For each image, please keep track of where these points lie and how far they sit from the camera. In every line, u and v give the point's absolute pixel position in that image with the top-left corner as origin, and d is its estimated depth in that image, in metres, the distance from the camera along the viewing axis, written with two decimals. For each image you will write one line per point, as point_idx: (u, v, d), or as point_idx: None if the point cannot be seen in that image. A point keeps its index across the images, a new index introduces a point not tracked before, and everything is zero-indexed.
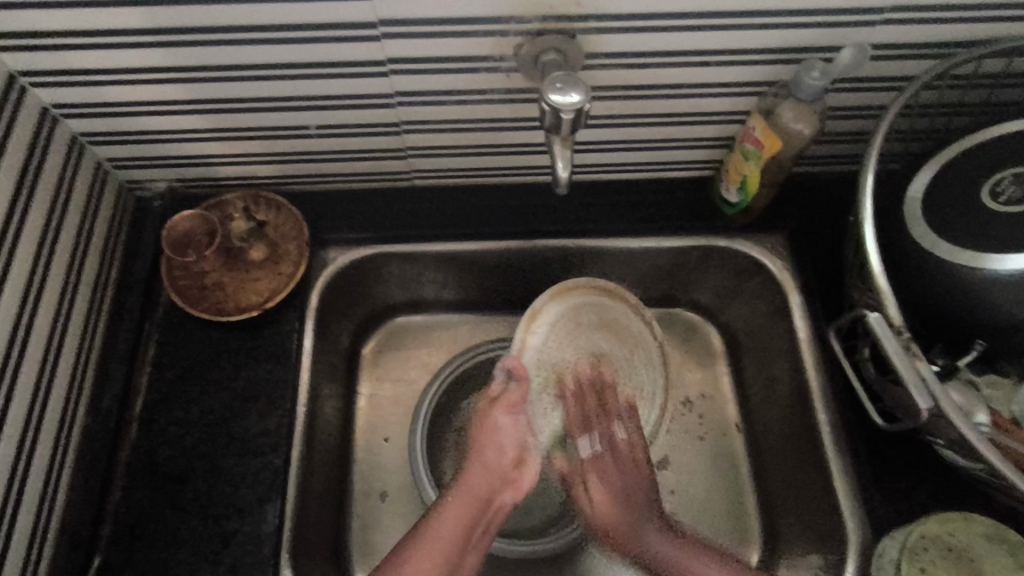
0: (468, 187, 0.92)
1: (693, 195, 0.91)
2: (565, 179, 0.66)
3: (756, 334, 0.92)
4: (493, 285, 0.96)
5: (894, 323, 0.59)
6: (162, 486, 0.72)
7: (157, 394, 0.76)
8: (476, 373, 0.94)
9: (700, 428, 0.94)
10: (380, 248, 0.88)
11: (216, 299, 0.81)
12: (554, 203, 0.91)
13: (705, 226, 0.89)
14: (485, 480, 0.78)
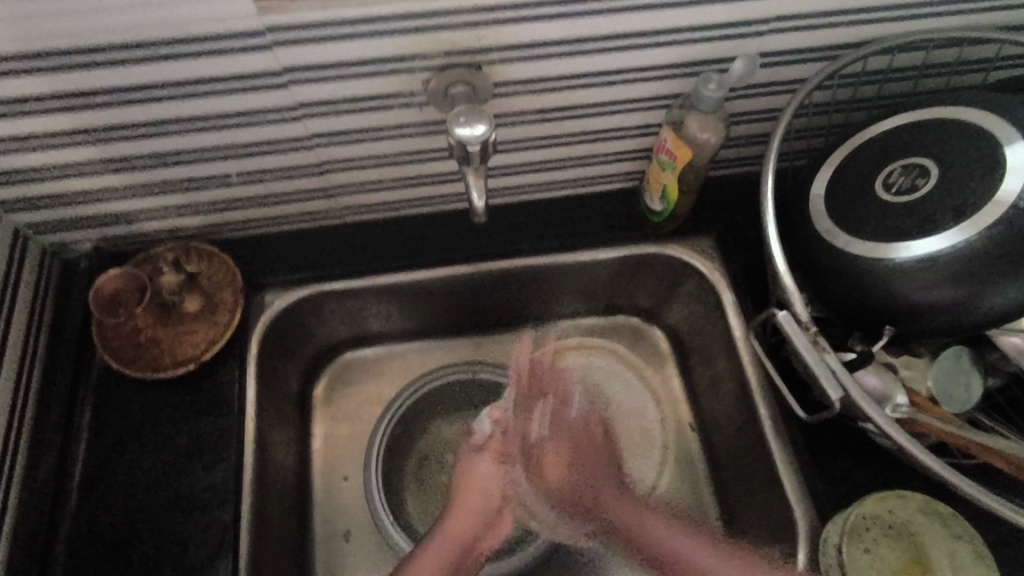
0: (402, 218, 0.92)
1: (622, 206, 0.94)
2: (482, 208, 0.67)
3: (697, 333, 0.95)
4: (436, 311, 0.97)
5: (802, 320, 0.62)
6: (106, 554, 0.70)
7: (97, 460, 0.75)
8: (429, 401, 0.95)
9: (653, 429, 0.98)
10: (316, 287, 0.88)
11: (151, 356, 0.79)
12: (488, 225, 0.92)
13: (637, 235, 0.92)
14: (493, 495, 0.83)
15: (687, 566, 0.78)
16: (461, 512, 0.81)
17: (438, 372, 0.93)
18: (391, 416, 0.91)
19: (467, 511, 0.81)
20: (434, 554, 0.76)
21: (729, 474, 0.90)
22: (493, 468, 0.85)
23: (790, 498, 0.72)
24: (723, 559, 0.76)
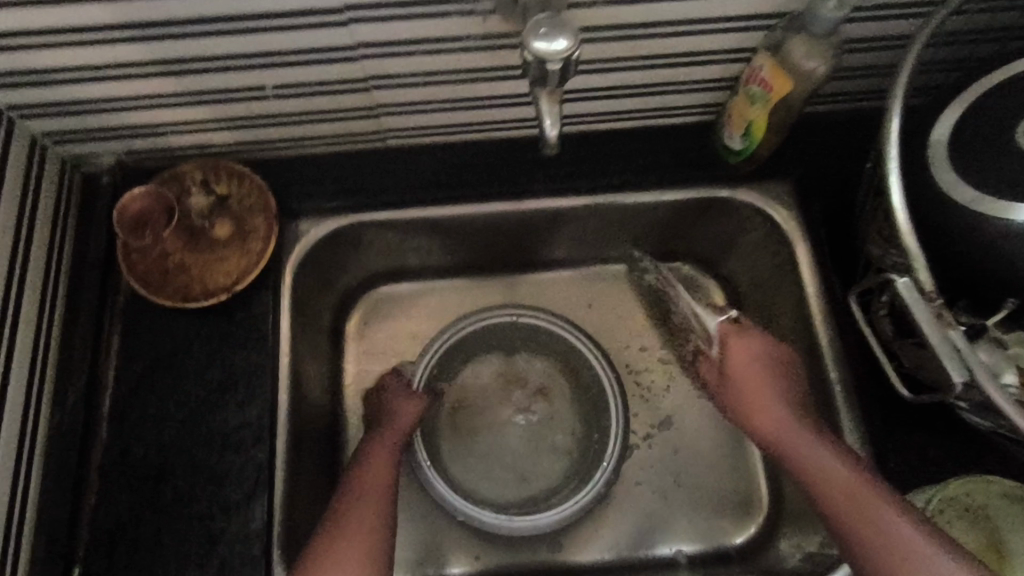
0: (447, 144, 0.84)
1: (694, 141, 0.84)
2: (555, 137, 0.59)
3: (764, 286, 0.88)
4: (479, 247, 0.90)
5: (925, 289, 0.54)
6: (139, 486, 0.67)
7: (127, 388, 0.70)
8: (471, 342, 0.91)
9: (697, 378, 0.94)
10: (354, 217, 0.81)
11: (181, 283, 0.74)
12: (542, 157, 0.84)
13: (705, 176, 0.84)
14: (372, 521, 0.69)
15: (837, 473, 0.67)
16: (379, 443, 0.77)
17: (482, 313, 0.89)
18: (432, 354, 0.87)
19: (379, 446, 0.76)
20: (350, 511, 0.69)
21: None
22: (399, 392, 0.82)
23: (839, 481, 0.66)
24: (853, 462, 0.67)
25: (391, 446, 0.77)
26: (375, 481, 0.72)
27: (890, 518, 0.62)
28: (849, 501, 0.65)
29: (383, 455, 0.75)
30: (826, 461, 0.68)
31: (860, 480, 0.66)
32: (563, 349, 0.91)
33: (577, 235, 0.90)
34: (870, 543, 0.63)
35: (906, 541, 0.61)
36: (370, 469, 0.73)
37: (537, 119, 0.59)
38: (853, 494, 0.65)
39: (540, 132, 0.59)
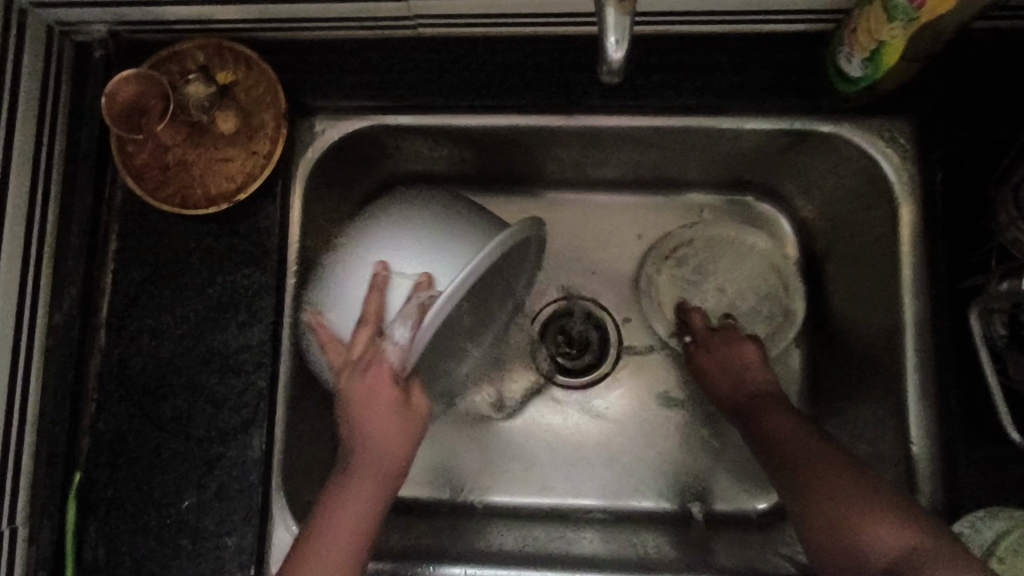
0: (488, 37, 0.70)
1: (794, 58, 0.68)
2: (621, 57, 0.45)
3: (855, 240, 0.75)
4: (518, 161, 0.78)
5: None
6: (137, 400, 0.65)
7: (125, 297, 0.66)
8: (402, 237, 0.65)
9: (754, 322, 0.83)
10: (377, 118, 0.70)
11: (181, 184, 0.66)
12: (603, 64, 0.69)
13: (803, 106, 0.68)
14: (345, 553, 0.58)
15: (773, 442, 0.66)
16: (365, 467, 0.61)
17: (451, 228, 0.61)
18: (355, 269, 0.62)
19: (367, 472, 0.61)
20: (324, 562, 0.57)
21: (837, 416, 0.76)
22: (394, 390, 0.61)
23: (785, 437, 0.66)
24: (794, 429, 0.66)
25: (379, 468, 0.61)
26: (357, 499, 0.60)
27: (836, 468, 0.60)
28: (781, 464, 0.64)
29: (366, 471, 0.61)
30: (768, 421, 0.68)
31: (805, 433, 0.65)
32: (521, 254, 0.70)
33: (636, 157, 0.78)
34: (812, 490, 0.60)
35: (852, 496, 0.57)
36: (352, 487, 0.61)
37: (598, 32, 0.45)
38: (797, 445, 0.64)
39: (601, 50, 0.45)
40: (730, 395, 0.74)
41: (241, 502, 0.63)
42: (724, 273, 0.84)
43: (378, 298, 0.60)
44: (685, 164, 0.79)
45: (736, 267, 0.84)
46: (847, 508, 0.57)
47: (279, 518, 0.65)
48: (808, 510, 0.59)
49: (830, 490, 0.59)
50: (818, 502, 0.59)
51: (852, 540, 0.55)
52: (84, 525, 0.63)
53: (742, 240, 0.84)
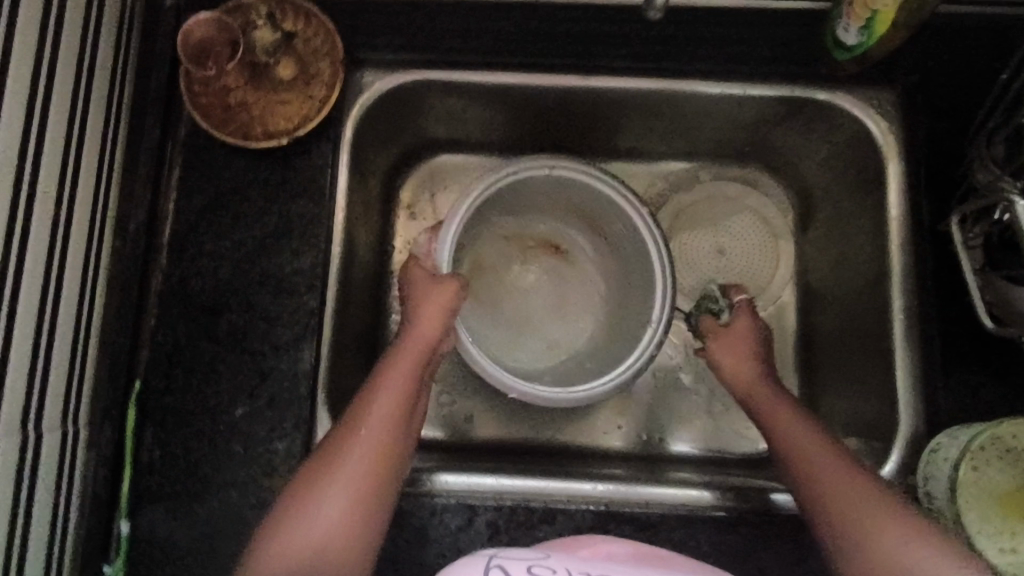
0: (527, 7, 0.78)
1: (792, 32, 0.78)
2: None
3: (845, 203, 0.82)
4: (539, 123, 0.86)
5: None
6: (195, 316, 0.70)
7: (186, 223, 0.71)
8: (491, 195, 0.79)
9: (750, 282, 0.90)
10: (410, 75, 0.76)
11: (241, 122, 0.72)
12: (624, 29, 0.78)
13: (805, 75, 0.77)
14: (380, 447, 0.59)
15: (773, 418, 0.68)
16: (405, 357, 0.65)
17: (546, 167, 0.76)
18: (463, 211, 0.73)
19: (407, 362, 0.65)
20: (357, 429, 0.59)
21: (820, 361, 0.85)
22: (438, 305, 0.69)
23: (790, 441, 0.65)
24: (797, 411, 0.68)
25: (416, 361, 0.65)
26: (395, 400, 0.62)
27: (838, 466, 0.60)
28: (780, 443, 0.66)
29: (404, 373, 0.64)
30: (778, 424, 0.67)
31: (801, 415, 0.67)
32: (584, 191, 0.79)
33: (643, 121, 0.84)
34: (816, 485, 0.60)
35: (860, 493, 0.57)
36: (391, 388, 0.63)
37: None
38: (794, 425, 0.66)
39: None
40: (739, 378, 0.74)
41: (292, 411, 0.68)
42: (725, 235, 0.91)
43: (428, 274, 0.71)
44: (688, 134, 0.87)
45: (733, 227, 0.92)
46: (845, 504, 0.57)
47: (320, 429, 0.67)
48: (816, 504, 0.59)
49: (833, 481, 0.59)
50: (822, 496, 0.59)
51: (858, 538, 0.55)
52: (142, 428, 0.67)
53: (735, 202, 0.92)
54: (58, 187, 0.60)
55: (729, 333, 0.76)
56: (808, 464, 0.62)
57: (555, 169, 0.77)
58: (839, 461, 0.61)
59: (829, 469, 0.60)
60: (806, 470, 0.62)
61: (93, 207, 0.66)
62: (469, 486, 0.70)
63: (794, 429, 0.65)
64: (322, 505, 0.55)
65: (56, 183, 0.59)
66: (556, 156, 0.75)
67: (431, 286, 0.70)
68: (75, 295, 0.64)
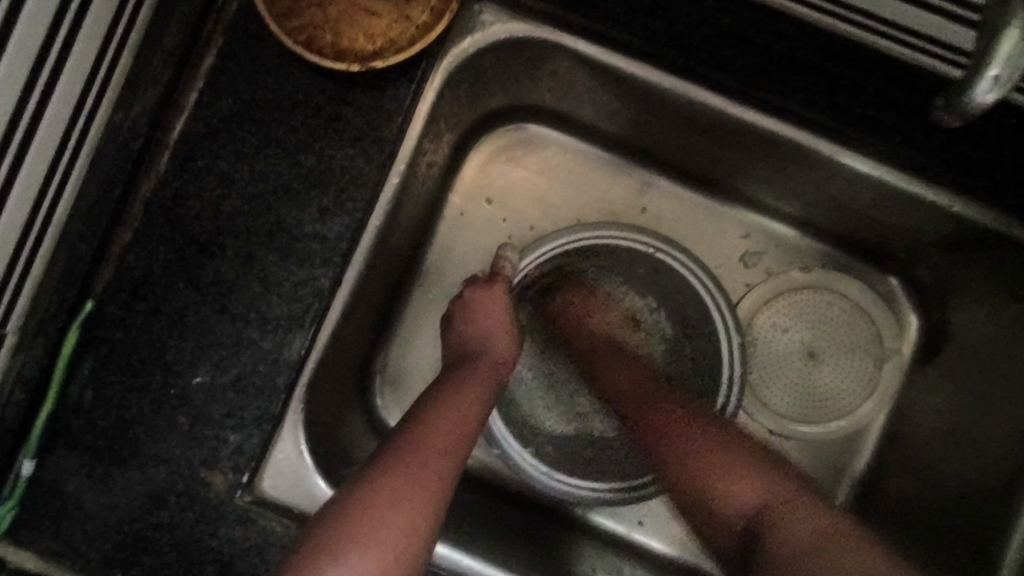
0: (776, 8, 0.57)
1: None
2: (993, 99, 0.31)
3: (999, 380, 0.66)
4: (668, 136, 0.69)
5: None
6: (180, 247, 0.55)
7: (203, 126, 0.56)
8: (581, 255, 0.73)
9: (827, 388, 0.77)
10: (539, 31, 0.59)
11: (311, 20, 0.56)
12: (876, 78, 0.58)
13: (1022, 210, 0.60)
14: (439, 461, 0.53)
15: (637, 394, 0.63)
16: (454, 391, 0.60)
17: (634, 240, 0.70)
18: (541, 255, 0.70)
19: (462, 398, 0.59)
20: (412, 467, 0.52)
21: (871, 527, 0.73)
22: (501, 315, 0.67)
23: (636, 402, 0.63)
24: (667, 394, 0.63)
25: (475, 399, 0.60)
26: (453, 423, 0.56)
27: (703, 429, 0.58)
28: (672, 436, 0.59)
29: (463, 392, 0.60)
30: (630, 394, 0.64)
31: (676, 399, 0.62)
32: (676, 284, 0.72)
33: (792, 188, 0.70)
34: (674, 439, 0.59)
35: (733, 455, 0.56)
36: (450, 406, 0.58)
37: (971, 60, 0.32)
38: (653, 410, 0.61)
39: (970, 81, 0.31)
40: (598, 379, 0.67)
41: (258, 402, 0.55)
42: (818, 329, 0.78)
43: (487, 295, 0.67)
44: (839, 215, 0.71)
45: (838, 329, 0.78)
46: (739, 457, 0.56)
47: (289, 430, 0.57)
48: (678, 463, 0.57)
49: (704, 448, 0.57)
50: (683, 453, 0.57)
51: (712, 489, 0.55)
52: (80, 359, 0.55)
53: (849, 306, 0.77)
54: (44, 37, 0.43)
55: (578, 325, 0.71)
56: (690, 437, 0.58)
57: (655, 246, 0.70)
58: (702, 427, 0.58)
59: (696, 438, 0.58)
60: (683, 440, 0.58)
61: (91, 75, 0.50)
62: (453, 566, 0.64)
63: (662, 404, 0.61)
64: (378, 535, 0.49)
65: (43, 32, 0.43)
66: (662, 239, 0.70)
67: (493, 306, 0.67)
68: (38, 181, 0.49)
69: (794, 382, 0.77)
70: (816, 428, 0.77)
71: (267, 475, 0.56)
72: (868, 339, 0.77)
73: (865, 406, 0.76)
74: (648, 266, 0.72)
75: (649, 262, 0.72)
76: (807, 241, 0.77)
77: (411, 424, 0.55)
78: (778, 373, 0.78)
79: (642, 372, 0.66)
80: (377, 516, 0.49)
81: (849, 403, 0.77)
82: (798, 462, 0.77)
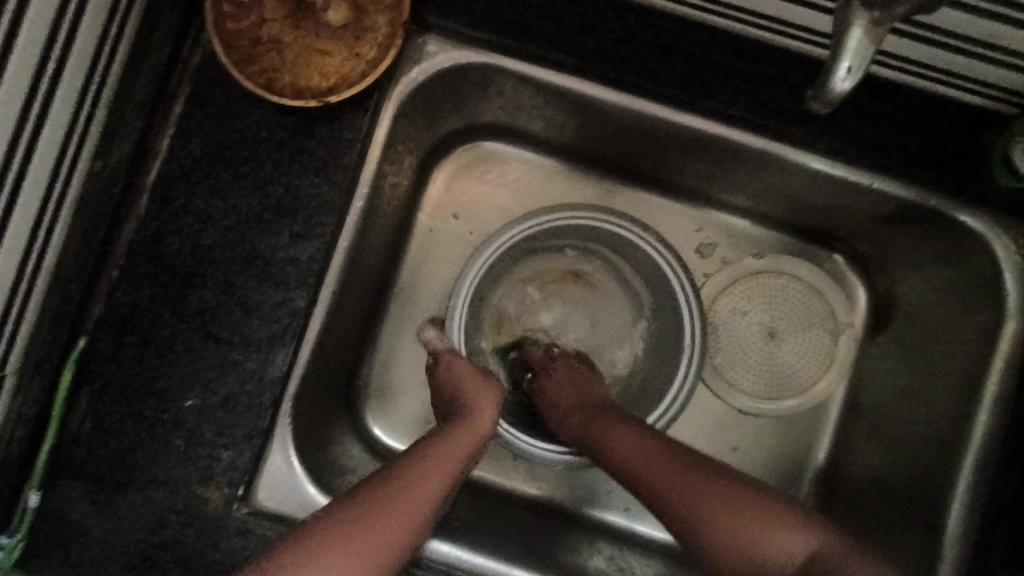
0: (692, 20, 0.63)
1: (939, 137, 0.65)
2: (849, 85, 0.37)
3: (938, 336, 0.71)
4: (613, 142, 0.75)
5: None
6: (164, 281, 0.59)
7: (178, 167, 0.60)
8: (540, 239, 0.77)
9: (792, 364, 0.82)
10: (481, 57, 0.65)
11: (270, 63, 0.61)
12: (792, 76, 0.64)
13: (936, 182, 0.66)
14: (423, 457, 0.56)
15: (605, 427, 0.66)
16: None
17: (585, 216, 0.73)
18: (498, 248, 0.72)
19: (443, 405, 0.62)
20: (401, 465, 0.55)
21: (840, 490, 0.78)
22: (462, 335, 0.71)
23: (633, 454, 0.61)
24: (618, 422, 0.65)
25: (459, 410, 0.63)
26: (435, 428, 0.59)
27: (661, 449, 0.61)
28: (628, 455, 0.62)
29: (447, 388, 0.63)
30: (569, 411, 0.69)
31: (625, 425, 0.64)
32: (632, 252, 0.76)
33: (730, 181, 0.76)
34: (664, 487, 0.58)
35: (722, 492, 0.56)
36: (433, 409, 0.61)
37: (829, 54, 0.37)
38: (639, 450, 0.61)
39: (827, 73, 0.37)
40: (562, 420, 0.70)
41: (247, 419, 0.59)
42: (778, 310, 0.82)
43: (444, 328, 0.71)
44: (779, 202, 0.77)
45: (796, 309, 0.82)
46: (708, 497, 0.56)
47: (277, 443, 0.61)
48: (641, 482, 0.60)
49: (667, 460, 0.59)
50: (647, 473, 0.60)
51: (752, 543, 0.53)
52: (77, 394, 0.59)
53: (801, 286, 0.82)
54: (23, 101, 0.48)
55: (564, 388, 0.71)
56: (645, 459, 0.60)
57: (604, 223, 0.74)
58: (653, 443, 0.61)
59: (656, 469, 0.59)
60: (650, 479, 0.59)
61: (70, 131, 0.54)
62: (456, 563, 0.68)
63: (617, 435, 0.64)
64: None
65: (24, 99, 0.48)
66: (606, 213, 0.73)
67: (454, 335, 0.71)
68: (26, 233, 0.52)
69: (761, 364, 0.82)
70: (781, 404, 0.81)
71: (261, 488, 0.61)
72: (821, 315, 0.82)
73: (825, 379, 0.81)
74: (610, 245, 0.78)
75: (603, 236, 0.77)
76: (756, 228, 0.82)
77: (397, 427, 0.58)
78: (741, 355, 0.82)
79: (603, 407, 0.68)
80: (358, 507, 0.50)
81: (812, 376, 0.81)
82: (768, 435, 0.82)
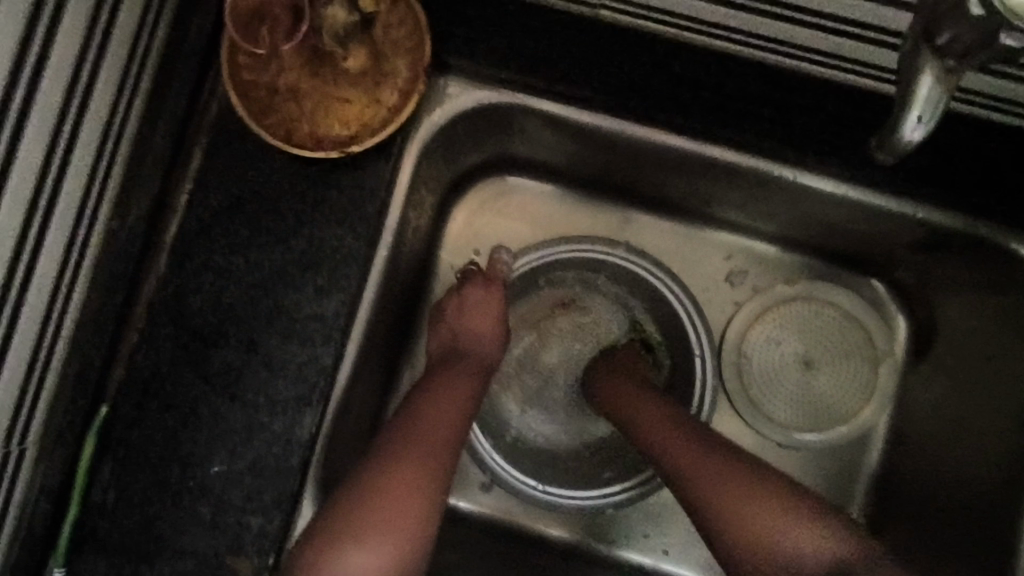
0: (722, 52, 0.61)
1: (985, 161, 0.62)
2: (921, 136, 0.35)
3: (986, 363, 0.68)
4: (639, 175, 0.73)
5: None
6: (186, 343, 0.57)
7: (197, 224, 0.58)
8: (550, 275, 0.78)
9: (830, 394, 0.79)
10: (503, 96, 0.63)
11: (288, 112, 0.59)
12: (828, 104, 0.61)
13: (982, 206, 0.63)
14: (433, 452, 0.55)
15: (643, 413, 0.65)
16: (441, 387, 0.61)
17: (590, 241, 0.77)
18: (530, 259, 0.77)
19: (450, 397, 0.60)
20: (412, 461, 0.54)
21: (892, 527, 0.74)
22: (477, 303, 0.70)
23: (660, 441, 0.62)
24: (648, 410, 0.65)
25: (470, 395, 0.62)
26: (447, 416, 0.58)
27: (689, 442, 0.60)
28: (662, 443, 0.62)
29: (455, 386, 0.62)
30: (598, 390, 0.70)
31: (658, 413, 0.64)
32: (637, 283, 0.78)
33: (761, 211, 0.73)
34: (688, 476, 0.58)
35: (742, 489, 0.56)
36: (444, 397, 0.60)
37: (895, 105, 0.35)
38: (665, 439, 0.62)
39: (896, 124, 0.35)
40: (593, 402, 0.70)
41: (275, 482, 0.57)
42: (811, 339, 0.79)
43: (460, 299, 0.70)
44: (813, 230, 0.74)
45: (832, 338, 0.79)
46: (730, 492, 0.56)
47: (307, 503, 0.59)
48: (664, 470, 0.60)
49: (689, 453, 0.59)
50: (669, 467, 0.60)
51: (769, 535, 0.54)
52: (99, 463, 0.56)
53: (835, 311, 0.79)
54: (38, 169, 0.46)
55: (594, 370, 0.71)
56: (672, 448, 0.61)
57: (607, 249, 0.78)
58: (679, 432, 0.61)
59: (685, 459, 0.59)
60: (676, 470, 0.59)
61: (86, 194, 0.52)
62: None
63: (648, 423, 0.64)
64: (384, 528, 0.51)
65: (38, 167, 0.46)
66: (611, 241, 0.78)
67: (466, 307, 0.69)
68: (44, 303, 0.51)
69: (800, 395, 0.79)
70: (823, 436, 0.78)
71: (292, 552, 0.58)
72: (860, 343, 0.79)
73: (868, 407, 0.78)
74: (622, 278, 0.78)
75: (610, 270, 0.78)
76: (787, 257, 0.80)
77: (403, 422, 0.57)
78: (778, 387, 0.79)
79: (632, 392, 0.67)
80: (380, 516, 0.51)
81: (853, 407, 0.78)
82: (811, 469, 0.78)
